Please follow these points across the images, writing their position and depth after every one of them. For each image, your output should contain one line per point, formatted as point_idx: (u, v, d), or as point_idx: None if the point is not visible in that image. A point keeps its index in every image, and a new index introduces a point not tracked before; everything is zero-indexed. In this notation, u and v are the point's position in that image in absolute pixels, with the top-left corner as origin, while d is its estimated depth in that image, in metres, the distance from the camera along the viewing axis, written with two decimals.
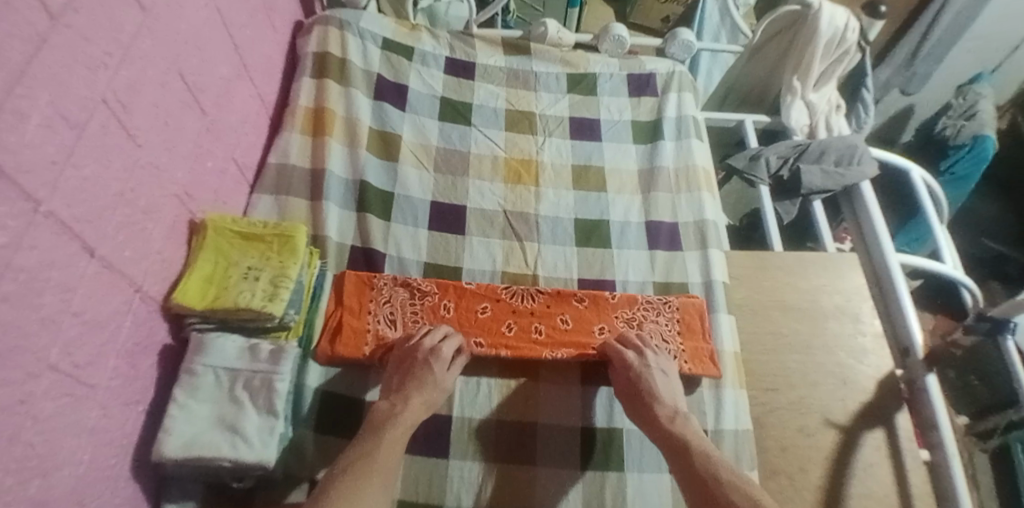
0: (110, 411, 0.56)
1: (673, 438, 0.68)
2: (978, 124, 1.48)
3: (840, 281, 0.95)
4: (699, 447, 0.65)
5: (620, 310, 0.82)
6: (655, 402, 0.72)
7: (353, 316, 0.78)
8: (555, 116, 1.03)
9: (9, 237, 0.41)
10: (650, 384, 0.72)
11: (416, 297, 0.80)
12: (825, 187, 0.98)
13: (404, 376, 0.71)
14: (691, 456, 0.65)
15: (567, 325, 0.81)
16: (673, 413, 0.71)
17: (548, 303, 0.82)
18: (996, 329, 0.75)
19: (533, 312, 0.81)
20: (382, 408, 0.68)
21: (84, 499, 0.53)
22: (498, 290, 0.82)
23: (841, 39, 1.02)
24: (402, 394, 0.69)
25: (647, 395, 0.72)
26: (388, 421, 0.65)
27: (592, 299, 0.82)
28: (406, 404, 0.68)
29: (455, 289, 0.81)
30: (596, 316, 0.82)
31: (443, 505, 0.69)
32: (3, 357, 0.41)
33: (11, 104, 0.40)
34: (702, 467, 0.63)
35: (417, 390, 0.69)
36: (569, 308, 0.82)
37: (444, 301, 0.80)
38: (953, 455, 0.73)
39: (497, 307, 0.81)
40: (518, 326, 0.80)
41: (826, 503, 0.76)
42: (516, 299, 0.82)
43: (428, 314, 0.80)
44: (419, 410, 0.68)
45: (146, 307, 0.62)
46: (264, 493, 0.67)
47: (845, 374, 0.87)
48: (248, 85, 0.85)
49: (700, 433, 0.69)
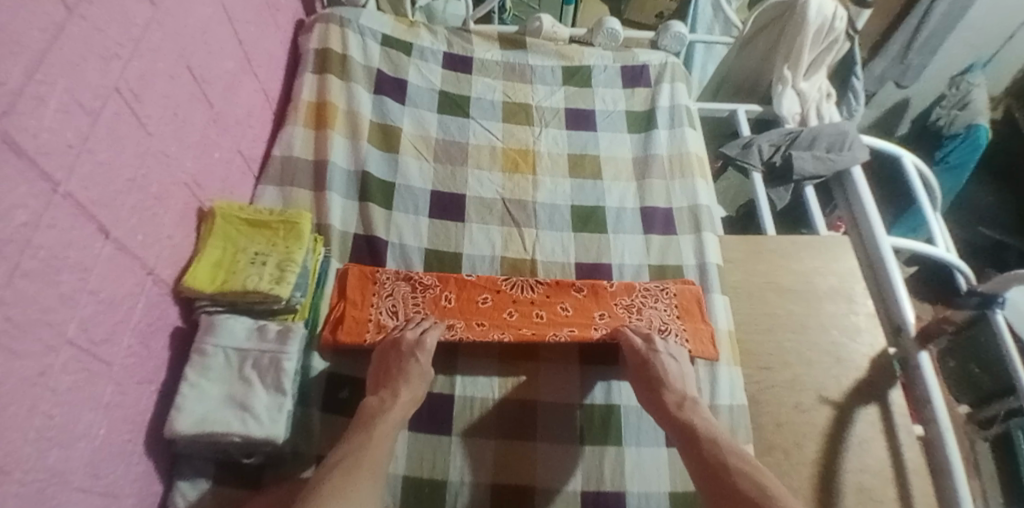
0: (124, 388, 0.58)
1: (684, 423, 0.68)
2: (972, 114, 1.51)
3: (834, 263, 0.97)
4: (707, 434, 0.66)
5: (619, 298, 0.84)
6: (664, 387, 0.72)
7: (355, 308, 0.80)
8: (551, 107, 1.05)
9: (29, 215, 0.44)
10: (658, 368, 0.74)
11: (417, 291, 0.83)
12: (817, 172, 1.00)
13: (391, 370, 0.72)
14: (701, 443, 0.65)
15: (566, 312, 0.83)
16: (681, 399, 0.72)
17: (548, 292, 0.84)
18: (987, 302, 0.78)
19: (534, 301, 0.83)
20: (371, 403, 0.69)
21: (99, 472, 0.55)
22: (498, 281, 0.84)
23: (830, 28, 1.04)
24: (391, 389, 0.70)
25: (657, 381, 0.73)
26: (377, 417, 0.66)
27: (591, 289, 0.85)
28: (395, 399, 0.69)
29: (456, 280, 0.83)
30: (595, 304, 0.84)
31: (447, 481, 0.71)
32: (23, 328, 0.44)
33: (31, 90, 0.43)
34: (712, 454, 0.63)
35: (404, 384, 0.70)
36: (569, 297, 0.84)
37: (445, 292, 0.83)
38: (948, 431, 0.74)
39: (496, 297, 0.83)
40: (519, 313, 0.82)
41: (821, 477, 0.78)
42: (515, 289, 0.84)
43: (429, 305, 0.82)
44: (407, 403, 0.69)
45: (158, 289, 0.64)
46: (277, 470, 0.69)
47: (839, 352, 0.88)
48: (252, 79, 0.88)
49: (709, 418, 0.69)
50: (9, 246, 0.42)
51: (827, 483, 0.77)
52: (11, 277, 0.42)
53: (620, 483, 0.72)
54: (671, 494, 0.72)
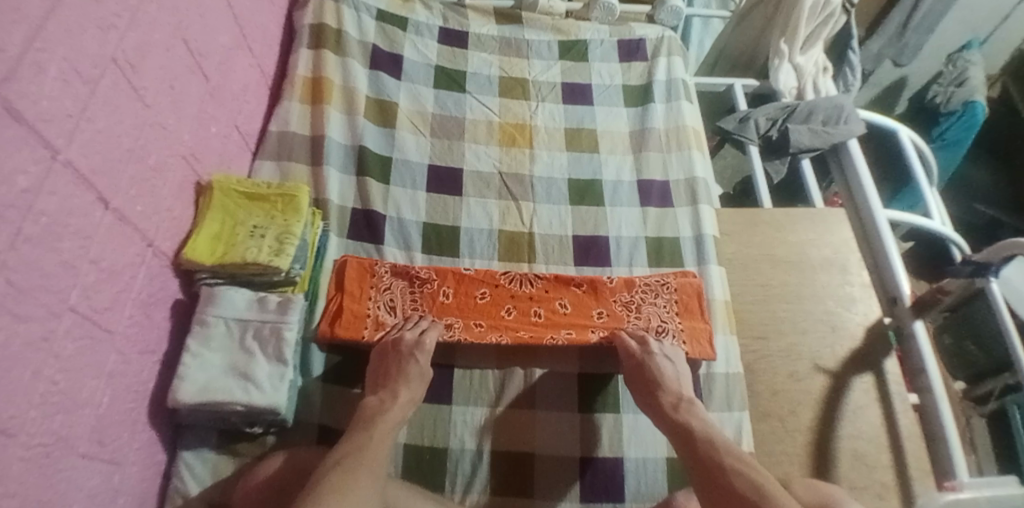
0: (127, 357, 0.59)
1: (678, 424, 0.67)
2: (969, 90, 1.50)
3: (828, 235, 0.98)
4: (702, 432, 0.65)
5: (618, 294, 0.83)
6: (659, 389, 0.72)
7: (352, 302, 0.78)
8: (547, 81, 1.05)
9: (30, 181, 0.44)
10: (654, 371, 0.73)
11: (415, 285, 0.81)
12: (813, 144, 0.99)
13: (389, 372, 0.71)
14: (698, 444, 0.64)
15: (565, 309, 0.82)
16: (677, 400, 0.70)
17: (547, 287, 0.83)
18: (980, 271, 0.74)
19: (532, 297, 0.83)
20: (371, 403, 0.67)
21: (103, 439, 0.56)
22: (497, 275, 0.83)
23: (826, 2, 1.05)
24: (391, 390, 0.69)
25: (652, 382, 0.72)
26: (377, 417, 0.65)
27: (589, 285, 0.83)
28: (394, 399, 0.68)
29: (454, 275, 0.82)
30: (593, 301, 0.83)
31: (448, 448, 0.72)
32: (27, 293, 0.44)
33: (30, 57, 0.42)
34: (706, 451, 0.62)
35: (404, 384, 0.69)
36: (567, 292, 0.83)
37: (443, 287, 0.82)
38: (941, 398, 0.74)
39: (495, 292, 0.82)
40: (517, 310, 0.81)
41: (816, 443, 0.79)
42: (515, 284, 0.83)
43: (427, 300, 0.81)
44: (406, 405, 0.68)
45: (158, 260, 0.65)
46: (279, 438, 0.71)
47: (833, 322, 0.90)
48: (247, 54, 0.87)
49: (706, 418, 0.68)
50: (10, 210, 0.42)
51: (821, 450, 0.78)
52: (13, 242, 0.42)
53: (618, 449, 0.74)
54: (668, 460, 0.74)
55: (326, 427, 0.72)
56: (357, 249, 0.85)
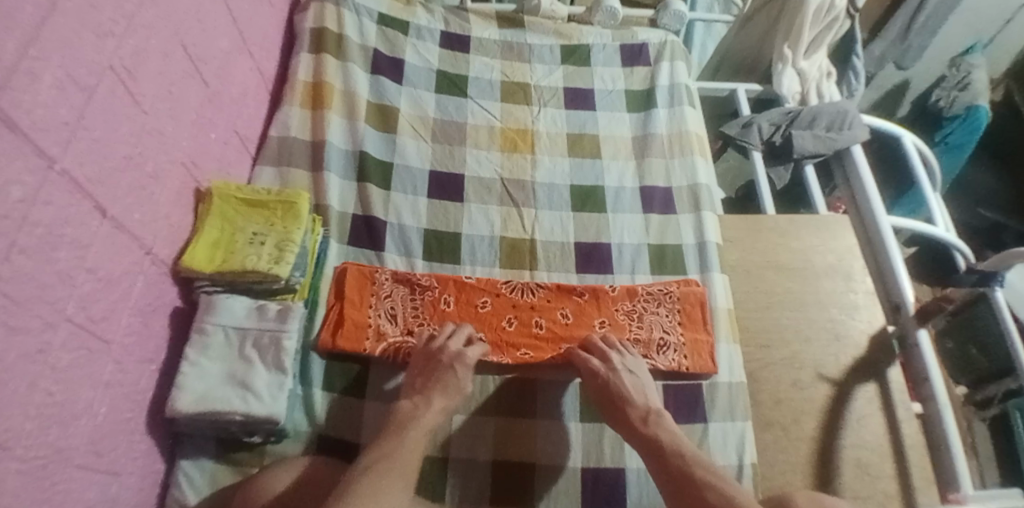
0: (125, 367, 0.58)
1: (649, 440, 0.67)
2: (972, 95, 1.50)
3: (832, 241, 0.97)
4: (673, 447, 0.65)
5: (620, 303, 0.83)
6: (627, 405, 0.70)
7: (354, 310, 0.78)
8: (550, 86, 1.05)
9: (26, 191, 0.43)
10: (621, 389, 0.71)
11: (416, 293, 0.81)
12: (816, 150, 0.99)
13: (426, 377, 0.70)
14: (668, 458, 0.64)
15: (566, 319, 0.82)
16: (646, 413, 0.70)
17: (548, 296, 0.83)
18: (986, 279, 0.75)
19: (533, 307, 0.82)
20: (404, 408, 0.67)
21: (101, 450, 0.55)
22: (498, 284, 0.83)
23: (830, 7, 1.04)
24: (424, 396, 0.68)
25: (619, 399, 0.71)
26: (409, 422, 0.65)
27: (592, 294, 0.83)
28: (428, 405, 0.67)
29: (455, 282, 0.82)
30: (596, 310, 0.83)
31: (448, 457, 0.72)
32: (21, 304, 0.43)
33: (25, 65, 0.42)
34: (677, 465, 0.63)
35: (439, 392, 0.69)
36: (569, 302, 0.83)
37: (444, 295, 0.81)
38: (946, 407, 0.73)
39: (496, 301, 0.82)
40: (518, 321, 0.81)
41: (819, 453, 0.78)
42: (516, 293, 0.82)
43: (428, 309, 0.81)
44: (439, 414, 0.67)
45: (156, 269, 0.64)
46: (278, 445, 0.70)
47: (837, 330, 0.89)
48: (247, 59, 0.87)
49: (674, 430, 0.68)
50: (6, 221, 0.41)
51: (824, 459, 0.78)
52: (8, 253, 0.41)
53: (620, 462, 0.73)
54: None
55: (325, 437, 0.72)
56: (357, 255, 0.84)
